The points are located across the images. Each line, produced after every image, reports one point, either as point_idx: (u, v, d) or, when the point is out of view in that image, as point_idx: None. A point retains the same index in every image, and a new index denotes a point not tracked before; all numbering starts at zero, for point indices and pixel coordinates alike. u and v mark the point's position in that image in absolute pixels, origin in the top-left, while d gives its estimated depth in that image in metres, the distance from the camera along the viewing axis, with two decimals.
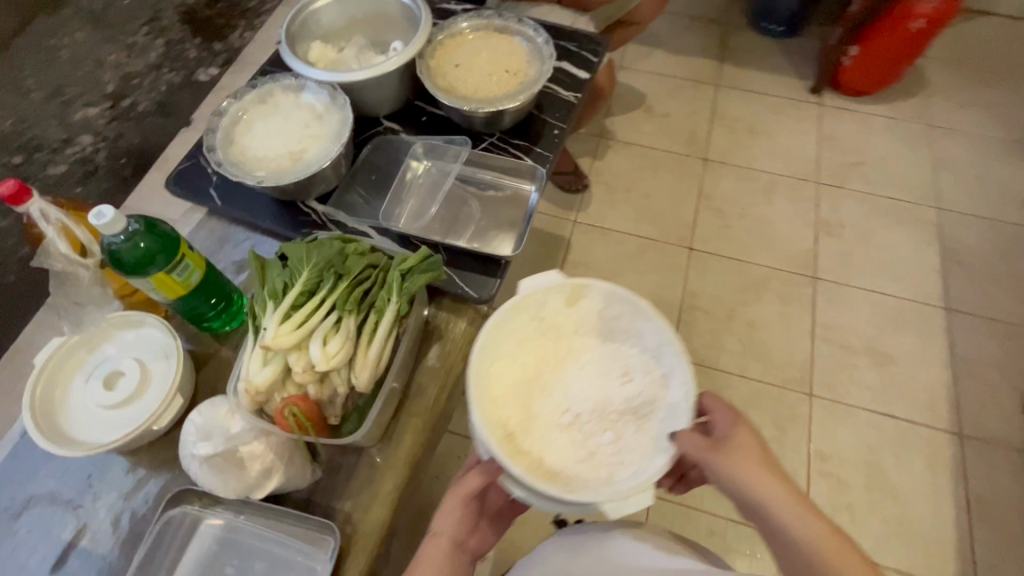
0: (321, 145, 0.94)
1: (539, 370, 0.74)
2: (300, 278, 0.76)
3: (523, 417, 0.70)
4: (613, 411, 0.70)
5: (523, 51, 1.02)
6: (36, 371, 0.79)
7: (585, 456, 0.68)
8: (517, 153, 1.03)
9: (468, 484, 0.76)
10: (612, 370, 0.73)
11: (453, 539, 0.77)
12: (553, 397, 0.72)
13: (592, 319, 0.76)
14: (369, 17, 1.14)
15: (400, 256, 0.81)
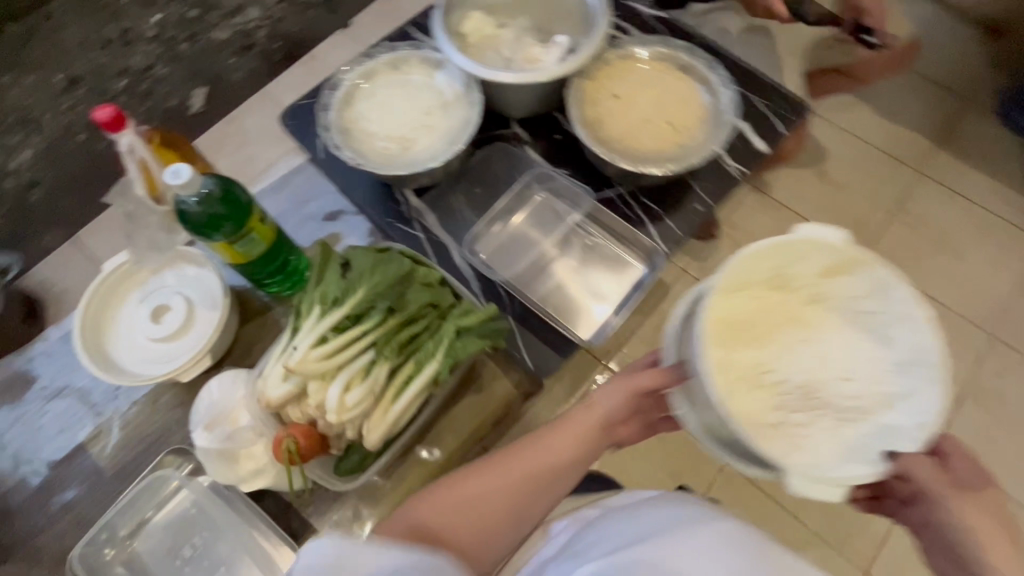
0: (434, 141, 0.84)
1: (757, 321, 0.56)
2: (353, 296, 0.68)
3: (728, 360, 0.54)
4: (818, 397, 0.54)
5: (700, 105, 0.83)
6: (98, 282, 0.80)
7: (770, 424, 0.53)
8: (643, 218, 0.87)
9: (642, 379, 0.59)
10: (838, 359, 0.55)
11: (606, 419, 0.60)
12: (764, 352, 0.56)
13: (845, 297, 0.55)
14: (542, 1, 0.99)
15: (463, 309, 0.71)
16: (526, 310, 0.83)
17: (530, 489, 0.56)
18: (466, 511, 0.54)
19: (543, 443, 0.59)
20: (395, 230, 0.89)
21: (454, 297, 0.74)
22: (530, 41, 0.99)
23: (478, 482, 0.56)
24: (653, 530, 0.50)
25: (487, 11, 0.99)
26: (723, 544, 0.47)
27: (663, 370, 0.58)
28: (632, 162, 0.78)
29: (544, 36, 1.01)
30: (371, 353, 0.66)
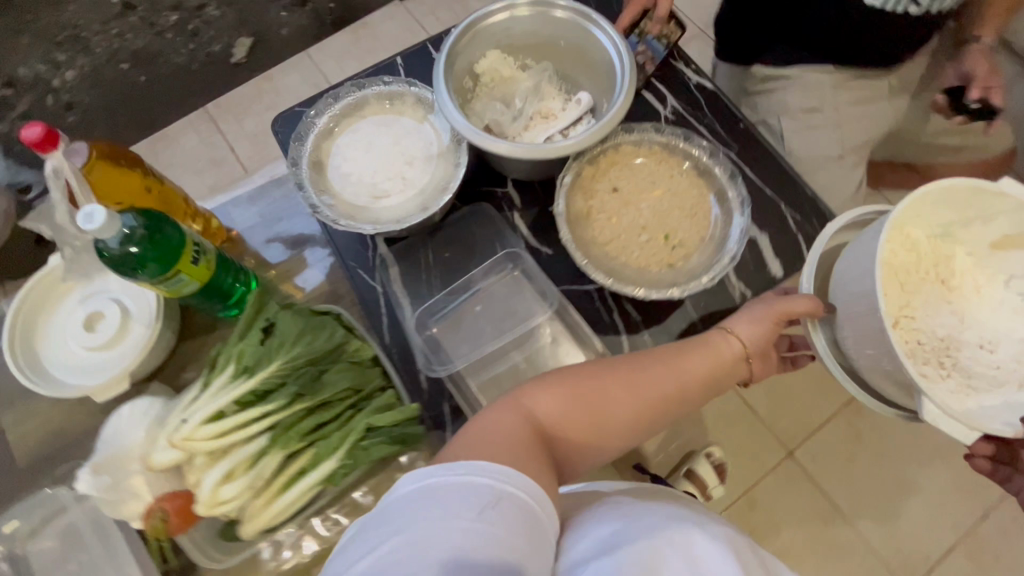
0: (406, 198, 0.76)
1: (918, 271, 0.77)
2: (264, 369, 0.63)
3: (895, 295, 0.76)
4: (958, 347, 0.75)
5: (706, 222, 0.72)
6: (33, 282, 0.79)
7: (928, 357, 0.74)
8: (618, 326, 0.78)
9: (796, 303, 0.74)
10: (981, 324, 0.75)
11: (742, 343, 0.73)
12: (919, 300, 0.77)
13: (1003, 270, 0.76)
14: (572, 50, 0.88)
15: (380, 405, 0.65)
16: (460, 408, 0.76)
17: (651, 406, 0.65)
18: (593, 414, 0.61)
19: (693, 360, 0.69)
20: (355, 277, 0.84)
21: (380, 383, 0.68)
22: (550, 93, 0.89)
23: (611, 389, 0.63)
24: (654, 525, 0.47)
25: (510, 49, 0.89)
26: (712, 558, 0.44)
27: (808, 300, 0.74)
28: (609, 274, 0.69)
29: (568, 89, 0.91)
30: (266, 438, 0.62)
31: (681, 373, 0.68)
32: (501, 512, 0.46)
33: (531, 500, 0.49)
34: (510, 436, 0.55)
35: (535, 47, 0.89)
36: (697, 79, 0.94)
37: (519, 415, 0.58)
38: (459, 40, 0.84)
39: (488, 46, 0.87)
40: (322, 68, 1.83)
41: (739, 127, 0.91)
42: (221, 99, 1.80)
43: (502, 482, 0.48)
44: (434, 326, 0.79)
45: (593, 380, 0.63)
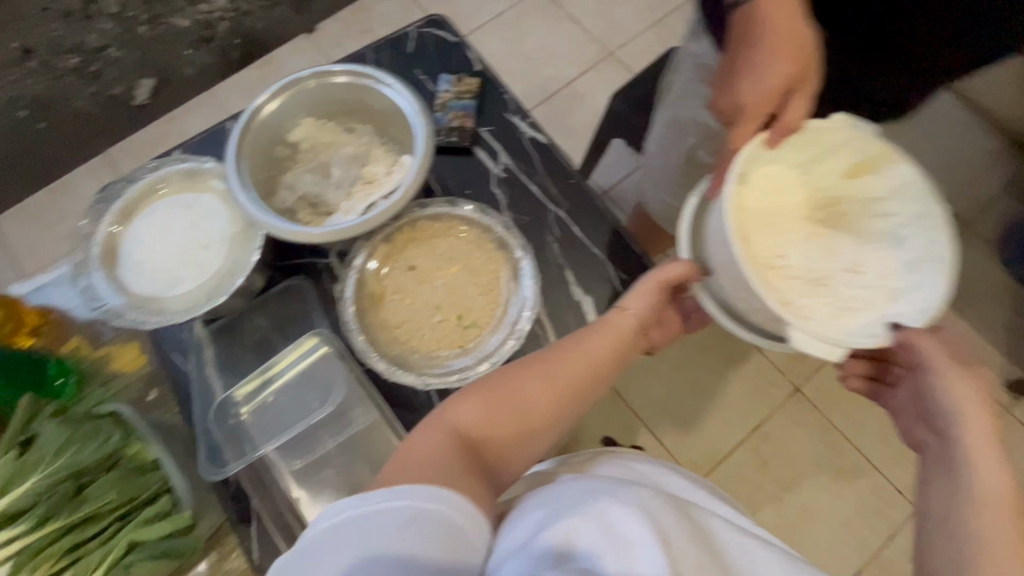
0: (195, 284, 0.73)
1: (774, 207, 0.60)
2: (15, 489, 0.60)
3: (753, 239, 0.58)
4: (829, 281, 0.58)
5: (500, 298, 0.70)
6: None
7: (805, 287, 0.57)
8: (430, 400, 0.75)
9: (670, 271, 0.64)
10: (846, 250, 0.60)
11: (639, 319, 0.65)
12: (780, 238, 0.59)
13: (861, 199, 0.61)
14: (390, 113, 0.85)
15: (152, 512, 0.63)
16: (259, 506, 0.73)
17: (572, 400, 0.59)
18: (517, 413, 0.56)
19: (590, 342, 0.62)
20: (168, 361, 0.80)
21: (157, 488, 0.65)
22: (372, 157, 0.86)
23: (531, 384, 0.57)
24: (565, 505, 0.41)
25: (330, 113, 0.86)
26: (628, 531, 0.37)
27: (686, 264, 0.65)
28: (393, 361, 0.67)
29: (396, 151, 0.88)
30: (11, 565, 0.59)
31: (584, 363, 0.60)
32: (426, 532, 0.42)
33: (449, 509, 0.43)
34: (431, 458, 0.50)
35: (356, 110, 0.87)
36: (532, 133, 0.92)
37: (438, 432, 0.53)
38: (265, 110, 0.81)
39: (304, 113, 0.85)
40: (226, 107, 1.75)
41: (572, 183, 0.89)
42: (123, 144, 1.72)
43: (423, 499, 0.43)
44: (243, 410, 0.75)
45: (512, 379, 0.58)
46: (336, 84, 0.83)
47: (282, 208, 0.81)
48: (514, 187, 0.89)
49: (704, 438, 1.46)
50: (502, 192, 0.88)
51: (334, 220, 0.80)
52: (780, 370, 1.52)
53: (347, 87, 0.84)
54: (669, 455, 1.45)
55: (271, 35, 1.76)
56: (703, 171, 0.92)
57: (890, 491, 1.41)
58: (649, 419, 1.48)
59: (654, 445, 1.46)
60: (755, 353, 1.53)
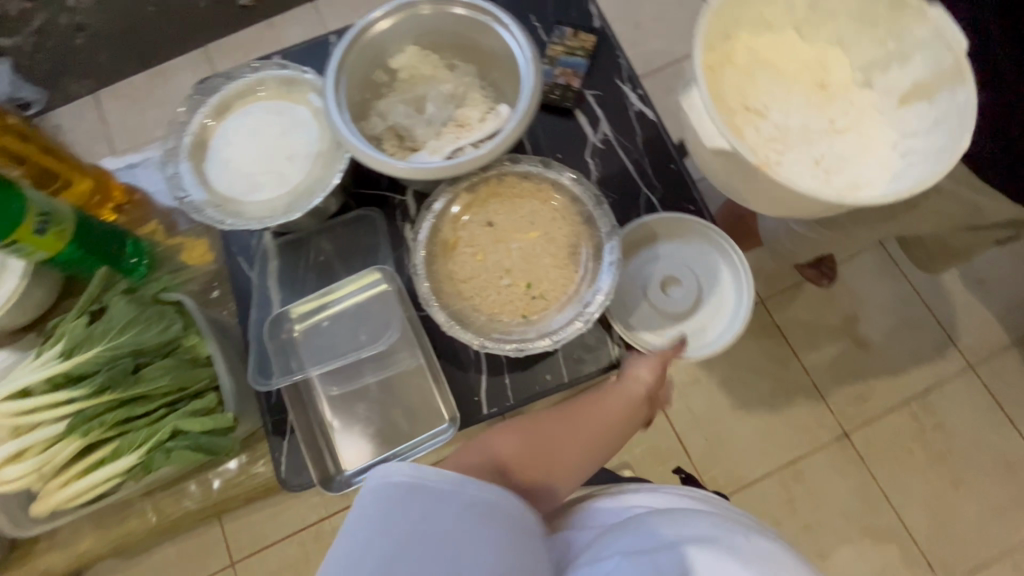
0: (274, 193, 0.72)
1: (779, 67, 0.66)
2: (79, 355, 0.62)
3: (756, 80, 0.65)
4: (809, 136, 0.64)
5: (574, 275, 0.66)
6: None
7: (781, 133, 0.64)
8: (478, 361, 0.74)
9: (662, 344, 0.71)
10: (836, 137, 0.64)
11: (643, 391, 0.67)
12: (784, 91, 0.65)
13: (898, 120, 0.63)
14: (498, 57, 0.80)
15: (199, 406, 0.65)
16: (292, 424, 0.73)
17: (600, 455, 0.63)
18: (550, 455, 0.59)
19: (615, 404, 0.65)
20: (233, 264, 0.81)
21: (206, 384, 0.67)
22: (469, 101, 0.82)
23: (566, 432, 0.61)
24: (679, 531, 0.42)
25: (435, 45, 0.82)
26: (745, 569, 0.37)
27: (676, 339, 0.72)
28: (453, 316, 0.65)
29: (494, 97, 0.83)
30: (66, 425, 0.61)
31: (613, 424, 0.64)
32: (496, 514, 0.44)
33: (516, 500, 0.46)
34: (469, 472, 0.53)
35: (462, 48, 0.82)
36: (639, 106, 0.85)
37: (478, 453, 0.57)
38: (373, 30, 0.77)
39: (411, 39, 0.81)
40: (325, 22, 1.74)
41: (671, 169, 0.82)
42: (223, 41, 1.75)
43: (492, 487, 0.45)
44: (296, 327, 0.75)
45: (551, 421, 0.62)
46: (449, 16, 0.78)
47: (370, 134, 0.79)
48: (609, 161, 0.83)
49: (733, 460, 1.40)
50: (596, 164, 0.82)
51: (417, 159, 0.77)
52: (832, 411, 1.43)
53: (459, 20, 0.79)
54: (693, 468, 1.40)
55: None
56: None
57: (918, 561, 1.33)
58: (681, 426, 1.43)
59: (679, 454, 1.41)
60: (809, 388, 1.44)
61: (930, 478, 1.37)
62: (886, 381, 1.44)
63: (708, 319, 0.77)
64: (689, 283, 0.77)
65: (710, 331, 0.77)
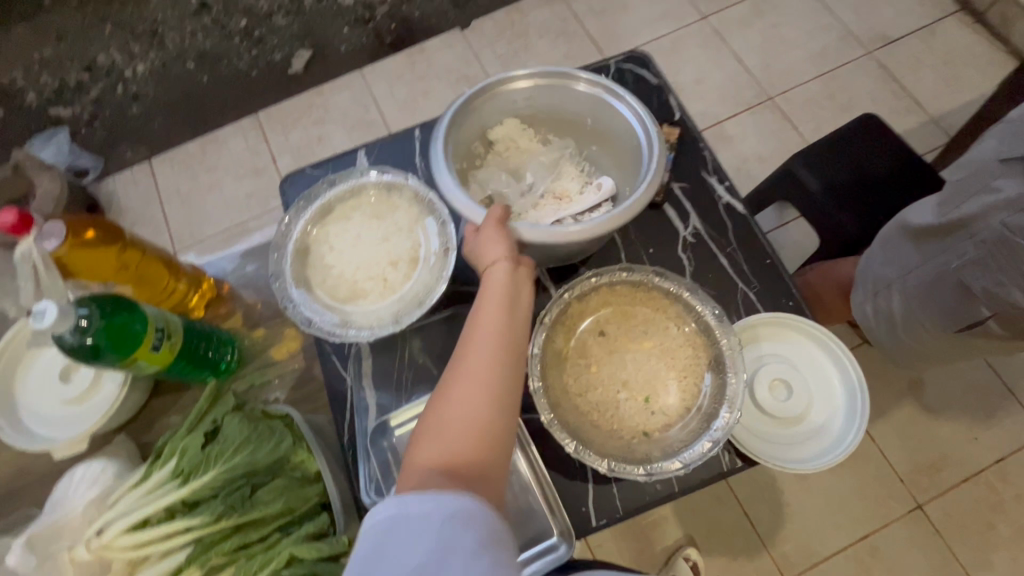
0: (381, 300, 0.72)
1: None
2: (197, 481, 0.62)
3: None
4: None
5: (693, 393, 0.65)
6: (16, 331, 0.78)
7: None
8: (584, 469, 0.72)
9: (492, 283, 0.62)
10: None
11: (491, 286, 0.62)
12: None
13: None
14: (599, 131, 0.81)
15: (312, 529, 0.63)
16: None
17: (501, 330, 0.59)
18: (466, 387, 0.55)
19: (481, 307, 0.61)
20: (326, 364, 0.80)
21: (315, 503, 0.66)
22: (565, 174, 0.81)
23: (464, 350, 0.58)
24: None
25: (535, 119, 0.82)
26: None
27: (498, 250, 0.62)
28: (575, 437, 0.63)
29: (590, 171, 0.83)
30: (185, 554, 0.60)
31: (486, 319, 0.59)
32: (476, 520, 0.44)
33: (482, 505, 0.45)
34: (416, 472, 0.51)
35: (560, 122, 0.83)
36: (728, 199, 0.85)
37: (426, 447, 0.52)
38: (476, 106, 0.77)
39: (510, 112, 0.81)
40: (373, 90, 1.79)
41: (766, 264, 0.82)
42: (273, 109, 1.79)
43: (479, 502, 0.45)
44: (394, 436, 0.74)
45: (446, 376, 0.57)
46: (547, 95, 0.79)
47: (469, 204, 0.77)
48: (700, 255, 0.83)
49: (802, 534, 1.34)
50: (688, 259, 0.82)
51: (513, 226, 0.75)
52: (903, 482, 1.37)
53: (557, 97, 0.80)
54: (761, 543, 1.33)
55: (427, 25, 1.82)
56: (962, 323, 0.87)
57: None
58: (748, 497, 1.36)
59: (746, 528, 1.34)
60: (878, 457, 1.39)
61: (1013, 553, 1.31)
62: (958, 449, 1.38)
63: (830, 412, 0.75)
64: (797, 387, 0.75)
65: (838, 420, 0.74)
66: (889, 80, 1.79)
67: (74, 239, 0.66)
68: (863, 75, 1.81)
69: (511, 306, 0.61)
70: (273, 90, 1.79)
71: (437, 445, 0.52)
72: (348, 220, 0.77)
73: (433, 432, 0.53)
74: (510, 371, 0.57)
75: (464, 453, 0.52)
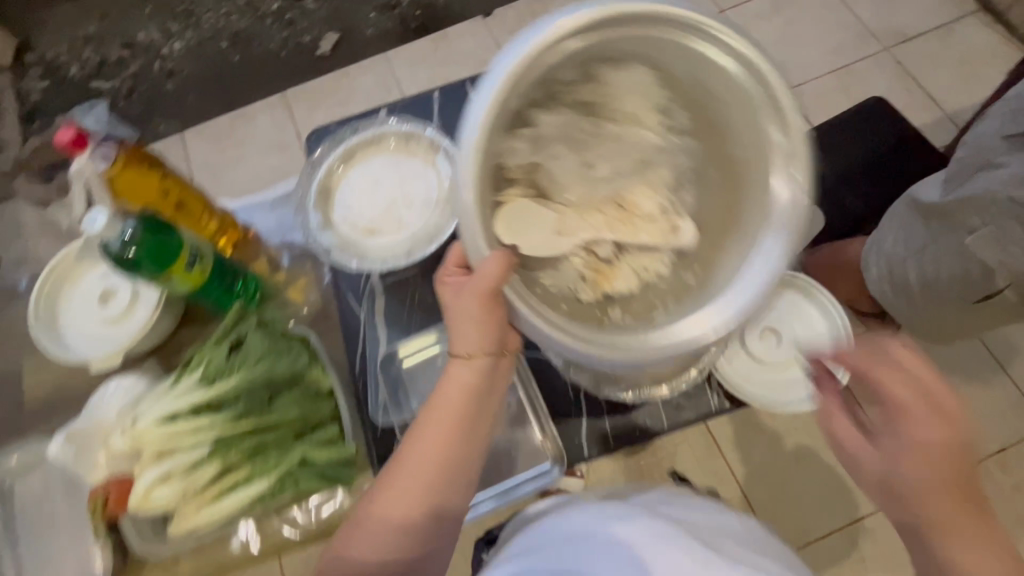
0: (395, 237, 0.77)
1: None
2: (222, 384, 0.67)
3: None
4: None
5: None
6: (63, 256, 0.85)
7: None
8: (579, 404, 0.76)
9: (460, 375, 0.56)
10: None
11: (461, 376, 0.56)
12: None
13: None
14: (754, 138, 0.50)
15: (325, 436, 0.69)
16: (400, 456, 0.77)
17: (460, 428, 0.56)
18: (411, 481, 0.54)
19: (446, 395, 0.56)
20: (343, 302, 0.85)
21: (328, 415, 0.71)
22: (653, 170, 0.53)
23: (420, 441, 0.55)
24: None
25: (670, 88, 0.53)
26: None
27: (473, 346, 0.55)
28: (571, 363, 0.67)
29: (687, 180, 0.53)
30: (207, 448, 0.65)
31: (448, 413, 0.56)
32: None
33: None
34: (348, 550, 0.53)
35: (718, 95, 0.51)
36: None
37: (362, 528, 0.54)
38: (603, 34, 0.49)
39: (635, 61, 0.52)
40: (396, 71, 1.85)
41: None
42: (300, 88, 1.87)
43: None
44: (404, 366, 0.81)
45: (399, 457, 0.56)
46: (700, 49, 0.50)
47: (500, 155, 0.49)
48: None
49: None
50: None
51: (536, 226, 0.50)
52: None
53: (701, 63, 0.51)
54: None
55: (451, 11, 1.88)
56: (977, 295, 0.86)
57: None
58: None
59: None
60: None
61: None
62: None
63: None
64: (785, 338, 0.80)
65: None
66: (906, 77, 1.80)
67: (122, 163, 0.72)
68: (879, 72, 1.82)
69: (481, 400, 0.57)
70: (301, 70, 1.87)
71: (365, 542, 0.54)
72: (368, 165, 0.82)
73: (371, 517, 0.54)
74: (455, 481, 0.56)
75: (394, 549, 0.54)
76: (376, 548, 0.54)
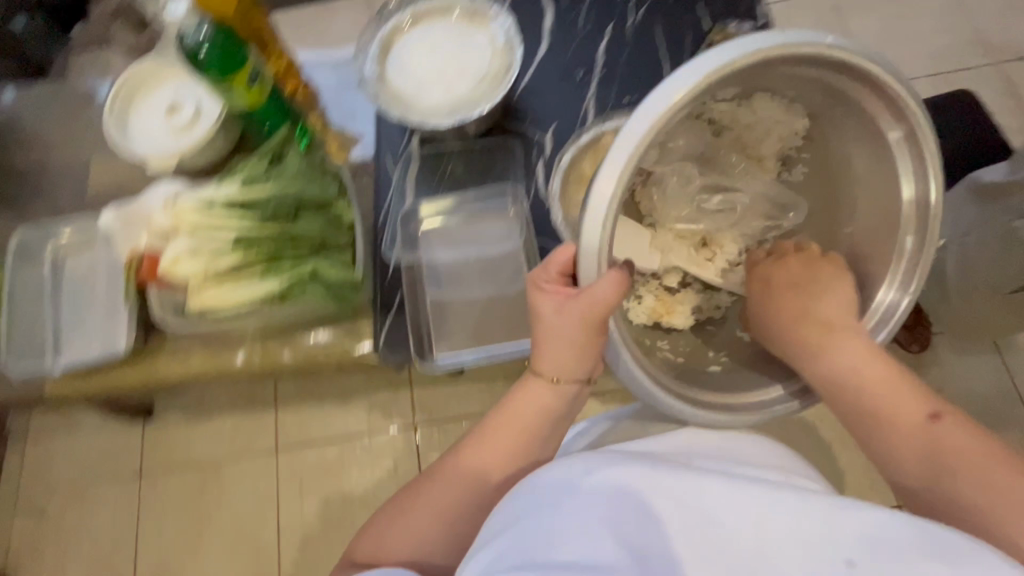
0: (440, 99, 0.81)
1: None
2: (258, 188, 0.75)
3: None
4: None
5: None
6: (144, 63, 0.92)
7: None
8: None
9: (532, 391, 0.59)
10: None
11: (532, 398, 0.59)
12: None
13: None
14: (874, 174, 0.57)
15: (337, 258, 0.76)
16: (403, 301, 0.83)
17: (515, 451, 0.57)
18: (457, 489, 0.56)
19: (513, 415, 0.59)
20: (380, 160, 0.89)
21: (343, 243, 0.78)
22: (761, 207, 0.64)
23: (478, 450, 0.58)
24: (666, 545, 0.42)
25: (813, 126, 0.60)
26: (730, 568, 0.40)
27: (551, 364, 0.58)
28: None
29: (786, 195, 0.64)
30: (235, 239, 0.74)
31: (511, 431, 0.58)
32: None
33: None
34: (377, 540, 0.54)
35: (837, 118, 0.58)
36: None
37: (396, 519, 0.56)
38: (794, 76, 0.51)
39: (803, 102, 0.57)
40: None
41: None
42: None
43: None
44: (423, 224, 0.86)
45: (451, 464, 0.58)
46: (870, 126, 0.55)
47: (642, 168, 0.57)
48: None
49: None
50: None
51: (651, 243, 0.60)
52: None
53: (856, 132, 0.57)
54: None
55: None
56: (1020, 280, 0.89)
57: None
58: None
59: None
60: None
61: None
62: None
63: None
64: None
65: None
66: None
67: None
68: None
69: (542, 432, 0.59)
70: None
71: (409, 524, 0.55)
72: (430, 31, 0.85)
73: (407, 512, 0.56)
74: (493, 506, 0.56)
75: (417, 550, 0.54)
76: (415, 538, 0.54)
